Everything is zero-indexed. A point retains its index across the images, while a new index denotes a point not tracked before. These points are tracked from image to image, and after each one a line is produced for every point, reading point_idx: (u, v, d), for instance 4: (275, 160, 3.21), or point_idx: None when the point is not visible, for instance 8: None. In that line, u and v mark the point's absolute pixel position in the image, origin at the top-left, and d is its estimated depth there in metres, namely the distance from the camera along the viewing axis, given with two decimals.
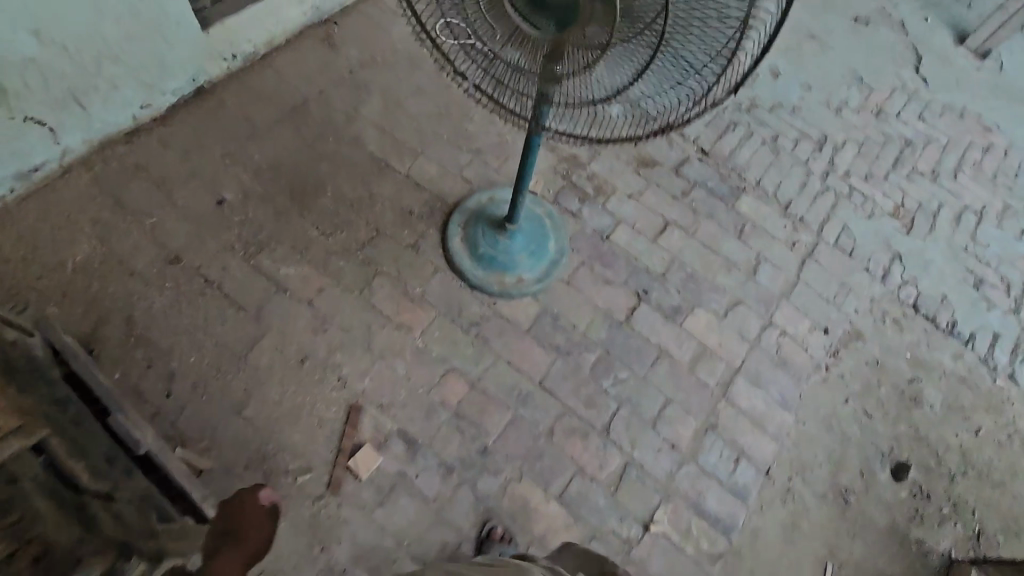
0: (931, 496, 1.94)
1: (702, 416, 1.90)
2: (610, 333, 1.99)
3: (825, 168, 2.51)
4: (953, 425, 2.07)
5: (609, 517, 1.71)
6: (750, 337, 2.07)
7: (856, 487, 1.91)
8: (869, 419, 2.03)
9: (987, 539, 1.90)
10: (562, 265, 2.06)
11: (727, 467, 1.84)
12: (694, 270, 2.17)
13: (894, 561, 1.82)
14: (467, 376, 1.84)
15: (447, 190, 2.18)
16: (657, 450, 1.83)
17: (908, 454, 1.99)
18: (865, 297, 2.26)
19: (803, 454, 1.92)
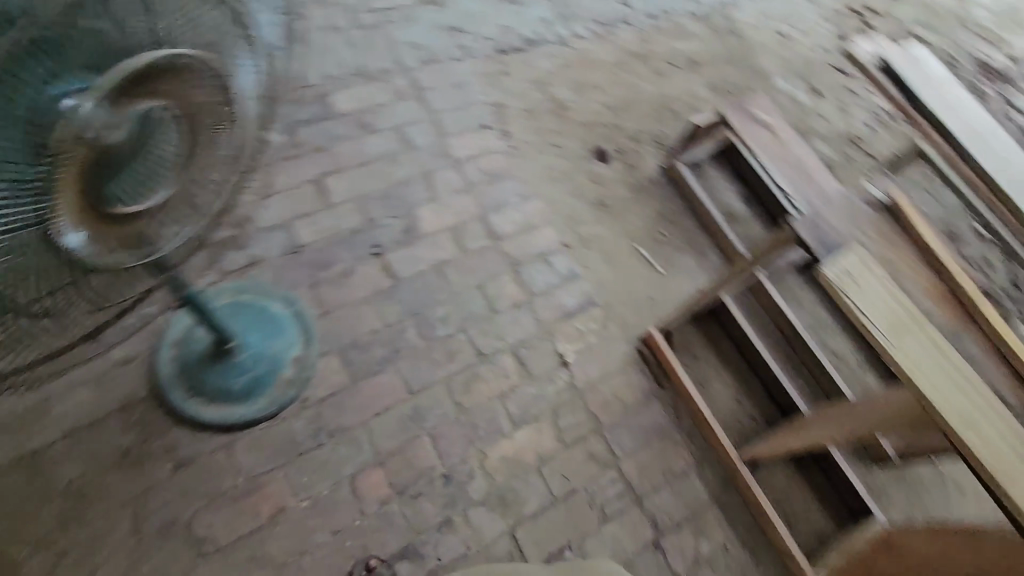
0: (625, 148, 2.53)
1: (506, 266, 2.09)
2: (397, 301, 1.93)
3: (347, 16, 2.48)
4: (590, 98, 2.62)
5: (547, 388, 1.90)
6: (461, 186, 2.22)
7: (600, 190, 2.39)
8: (561, 147, 2.45)
9: (662, 136, 2.61)
10: (306, 309, 1.84)
11: (550, 272, 2.13)
12: (380, 189, 2.13)
13: (654, 202, 2.42)
14: (368, 460, 1.68)
15: (124, 385, 1.64)
16: (515, 318, 2.00)
17: (595, 142, 2.51)
18: (475, 79, 2.51)
19: (565, 210, 2.30)
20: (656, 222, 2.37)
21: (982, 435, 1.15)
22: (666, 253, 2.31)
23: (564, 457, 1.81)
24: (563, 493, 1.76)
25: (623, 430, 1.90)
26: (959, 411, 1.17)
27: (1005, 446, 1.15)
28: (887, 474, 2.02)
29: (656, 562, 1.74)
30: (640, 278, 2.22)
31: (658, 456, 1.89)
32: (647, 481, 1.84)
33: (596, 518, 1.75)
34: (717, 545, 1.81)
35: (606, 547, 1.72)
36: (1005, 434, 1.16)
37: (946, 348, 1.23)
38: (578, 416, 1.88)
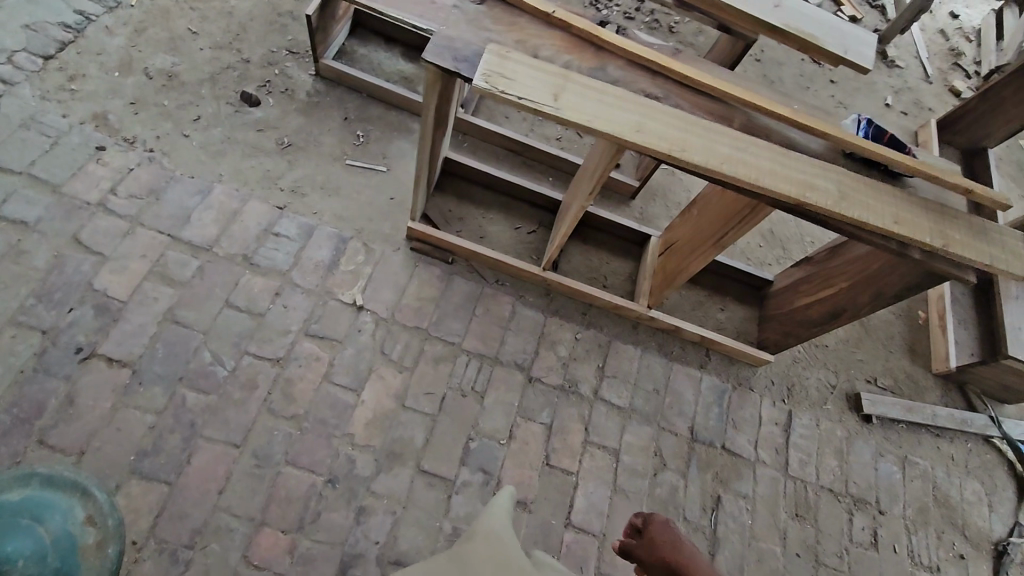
0: (267, 77, 2.26)
1: (238, 267, 1.86)
2: (152, 381, 1.64)
3: None
4: (192, 47, 2.24)
5: (360, 340, 1.84)
6: (124, 225, 1.84)
7: (273, 134, 2.15)
8: (202, 117, 2.11)
9: (294, 44, 2.36)
10: (53, 468, 1.47)
11: (285, 241, 1.94)
12: (32, 291, 1.69)
13: (331, 111, 2.26)
14: (248, 531, 1.53)
15: None
16: (286, 305, 1.84)
17: (233, 91, 2.20)
18: (43, 104, 1.98)
19: (253, 174, 2.05)
20: (347, 128, 2.24)
21: (652, 131, 1.34)
22: (376, 151, 2.23)
23: (417, 379, 1.83)
24: (436, 405, 1.81)
25: (447, 321, 1.95)
26: (639, 128, 1.34)
27: (681, 132, 1.37)
28: (641, 201, 2.40)
29: (539, 391, 1.93)
30: (369, 187, 2.14)
31: (486, 316, 2.00)
32: (492, 342, 1.96)
33: (475, 401, 1.85)
34: (571, 342, 2.04)
35: (498, 413, 1.85)
36: (678, 127, 1.37)
37: (600, 86, 1.37)
38: (404, 339, 1.88)
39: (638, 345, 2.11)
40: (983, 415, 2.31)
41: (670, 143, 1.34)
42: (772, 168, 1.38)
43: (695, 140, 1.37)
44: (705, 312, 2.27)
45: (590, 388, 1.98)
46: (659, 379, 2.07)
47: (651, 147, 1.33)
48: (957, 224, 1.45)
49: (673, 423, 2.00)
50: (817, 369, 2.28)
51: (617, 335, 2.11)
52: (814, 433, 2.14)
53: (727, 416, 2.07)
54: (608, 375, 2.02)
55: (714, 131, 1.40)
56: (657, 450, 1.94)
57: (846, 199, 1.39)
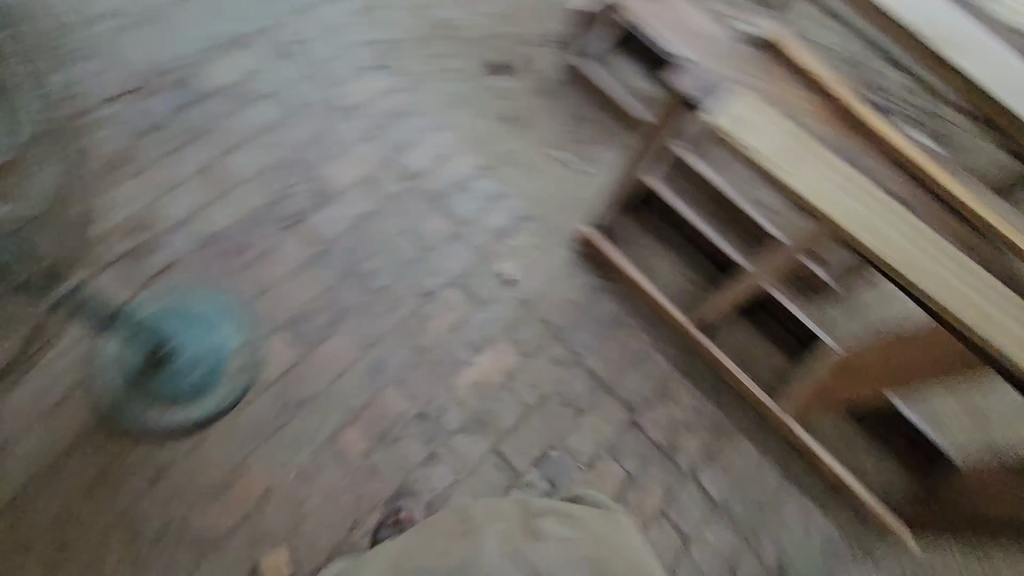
0: (521, 54, 2.45)
1: (429, 203, 2.06)
2: (327, 266, 1.89)
3: None
4: (474, 10, 2.50)
5: (496, 310, 1.93)
6: (363, 134, 2.14)
7: (505, 104, 2.33)
8: (457, 70, 2.36)
9: (557, 33, 2.52)
10: (235, 296, 1.79)
11: (475, 199, 2.10)
12: (281, 159, 2.04)
13: (562, 102, 2.38)
14: (341, 421, 1.70)
15: (78, 417, 1.59)
16: (452, 252, 1.99)
17: (489, 56, 2.41)
18: (349, 19, 2.36)
19: (474, 132, 2.24)
20: (570, 123, 2.34)
21: (876, 233, 1.22)
22: (584, 152, 2.30)
23: (529, 369, 1.87)
24: (535, 400, 1.83)
25: (579, 331, 1.95)
26: (866, 224, 1.23)
27: (913, 246, 1.23)
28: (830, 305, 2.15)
29: (635, 439, 1.84)
30: (564, 182, 2.22)
31: (618, 344, 1.96)
32: (612, 370, 1.92)
33: (571, 416, 1.83)
34: (689, 408, 1.92)
35: (588, 438, 1.82)
36: (912, 239, 1.23)
37: (842, 167, 1.28)
38: (534, 328, 1.93)
39: (759, 446, 1.91)
40: None
41: (894, 254, 1.21)
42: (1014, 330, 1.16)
43: (926, 263, 1.21)
44: (852, 451, 1.96)
45: (688, 462, 1.85)
46: (766, 492, 1.85)
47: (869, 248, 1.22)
48: None
49: (760, 545, 1.79)
50: None
51: (740, 426, 1.93)
52: None
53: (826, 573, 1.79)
54: (712, 460, 1.86)
55: (956, 262, 1.21)
56: (730, 561, 1.75)
57: None
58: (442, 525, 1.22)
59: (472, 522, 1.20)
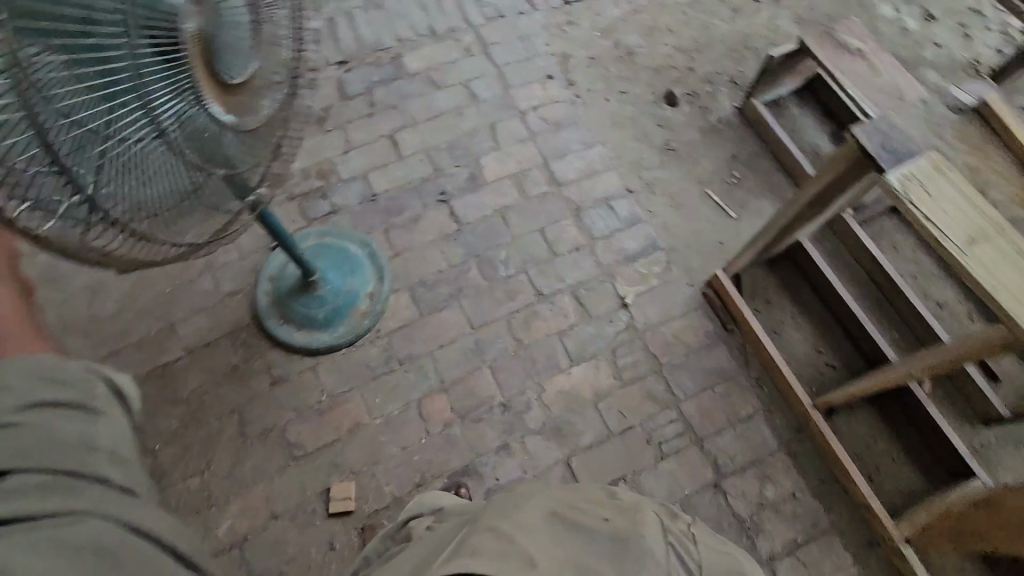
0: (697, 90, 2.43)
1: (567, 211, 2.12)
2: (461, 245, 2.03)
3: None
4: (661, 40, 2.53)
5: (604, 328, 1.92)
6: (524, 135, 2.27)
7: (667, 134, 2.32)
8: (628, 94, 2.41)
9: (740, 77, 2.46)
10: (378, 250, 2.00)
11: (613, 217, 2.12)
12: (448, 141, 2.24)
13: (727, 144, 2.31)
14: (433, 386, 1.81)
15: (234, 314, 1.88)
16: (577, 261, 2.02)
17: (664, 87, 2.43)
18: (541, 31, 2.52)
19: (629, 154, 2.26)
20: (729, 165, 2.26)
21: None
22: (738, 197, 2.20)
23: (621, 395, 1.82)
24: (619, 428, 1.78)
25: (684, 373, 1.87)
26: None
27: None
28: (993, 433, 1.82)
29: (715, 502, 1.71)
30: (708, 222, 2.14)
31: (720, 398, 1.84)
32: (708, 424, 1.81)
33: (652, 455, 1.76)
34: (784, 491, 1.74)
35: (663, 483, 1.73)
36: None
37: None
38: (637, 356, 1.88)
39: (858, 562, 1.67)
40: None
41: None
42: None
43: None
44: None
45: (768, 548, 1.67)
46: None
47: None
48: None
49: None
50: None
51: (841, 531, 1.70)
52: None
53: None
54: (797, 555, 1.67)
55: None
56: None
57: None
58: (584, 498, 0.86)
59: (616, 504, 0.83)
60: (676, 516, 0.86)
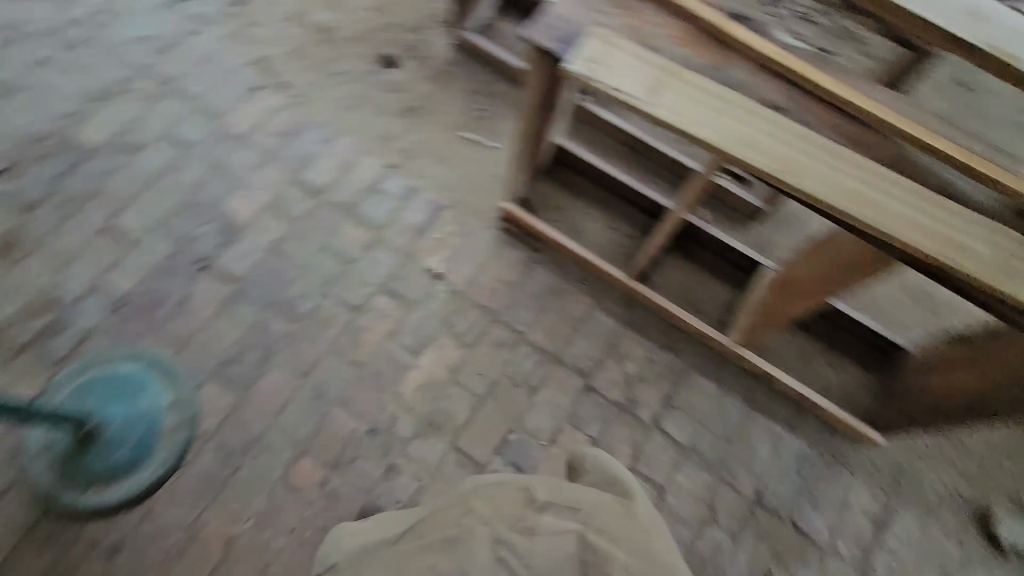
0: (409, 42, 2.37)
1: (341, 214, 1.99)
2: (248, 302, 1.83)
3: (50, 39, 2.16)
4: (351, 6, 2.41)
5: (430, 307, 1.89)
6: (259, 159, 2.06)
7: (401, 96, 2.25)
8: (345, 72, 2.28)
9: (442, 12, 2.43)
10: (158, 353, 1.74)
11: (387, 199, 2.04)
12: (179, 202, 1.97)
13: (459, 82, 2.30)
14: (293, 455, 1.67)
15: (18, 511, 1.53)
16: (374, 258, 1.93)
17: (376, 52, 2.33)
18: (223, 44, 2.26)
19: (374, 131, 2.17)
20: (471, 100, 2.27)
21: (763, 146, 1.20)
22: (491, 126, 2.23)
23: (474, 358, 1.83)
24: (486, 388, 1.80)
25: (518, 309, 1.92)
26: (744, 138, 1.20)
27: (793, 152, 1.20)
28: (764, 226, 2.13)
29: (594, 403, 1.83)
30: (476, 161, 2.15)
31: (559, 313, 1.93)
32: (559, 340, 1.89)
33: (525, 395, 1.81)
34: (642, 360, 1.90)
35: (546, 413, 1.80)
36: (794, 145, 1.20)
37: (709, 86, 1.26)
38: (472, 316, 1.89)
39: (718, 382, 1.91)
40: None
41: (779, 161, 1.18)
42: (906, 213, 1.15)
43: (810, 165, 1.19)
44: (810, 365, 1.96)
45: (650, 414, 1.84)
46: (732, 425, 1.85)
47: (750, 162, 1.18)
48: None
49: (737, 478, 1.79)
50: (943, 469, 1.86)
51: (696, 366, 1.92)
52: (913, 540, 1.78)
53: (805, 489, 1.80)
54: (673, 405, 1.86)
55: (841, 158, 1.20)
56: (710, 501, 1.75)
57: (1006, 273, 1.11)
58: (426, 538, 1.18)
59: (443, 539, 1.14)
60: (529, 496, 1.19)
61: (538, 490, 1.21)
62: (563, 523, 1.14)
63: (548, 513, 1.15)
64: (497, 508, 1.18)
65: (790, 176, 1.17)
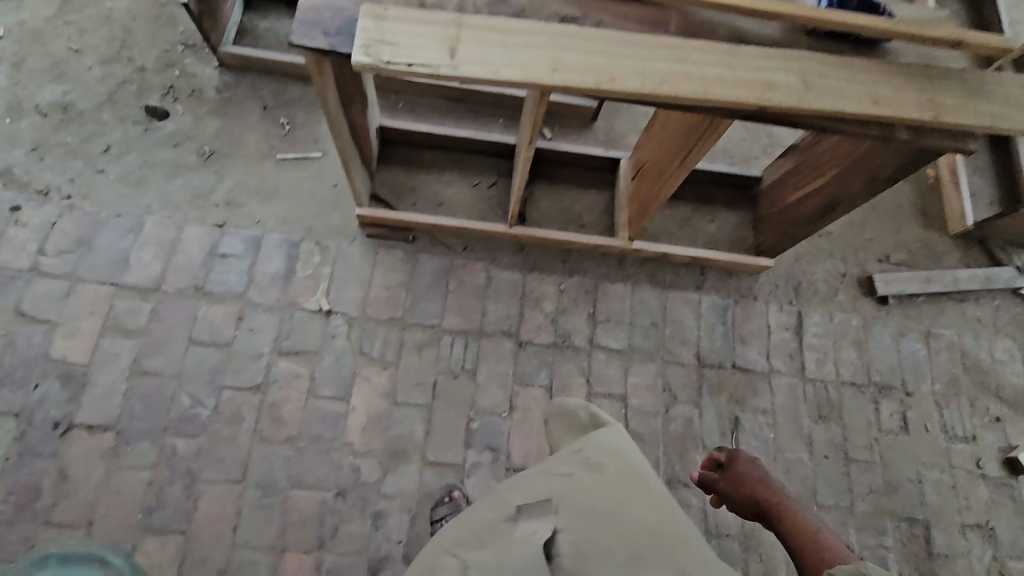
0: (168, 83, 2.05)
1: (190, 300, 1.76)
2: (138, 437, 1.61)
3: None
4: (79, 69, 2.03)
5: (336, 346, 1.76)
6: (63, 284, 1.75)
7: (191, 146, 1.98)
8: (113, 145, 1.95)
9: (189, 35, 2.11)
10: (64, 545, 1.50)
11: (233, 260, 1.82)
12: None
13: (248, 103, 2.05)
14: (272, 559, 1.55)
15: None
16: (253, 326, 1.75)
17: (137, 108, 2.01)
18: None
19: (180, 195, 1.90)
20: (269, 118, 2.04)
21: (573, 63, 1.15)
22: (304, 135, 2.03)
23: (403, 373, 1.76)
24: (429, 394, 1.75)
25: (422, 304, 1.85)
26: (555, 63, 1.14)
27: (605, 58, 1.16)
28: (605, 121, 2.18)
29: (531, 354, 1.85)
30: (306, 178, 1.97)
31: (461, 289, 1.89)
32: (474, 315, 1.87)
33: (468, 381, 1.78)
34: (555, 294, 1.93)
35: (494, 387, 1.79)
36: (602, 49, 1.17)
37: (499, 21, 1.16)
38: (381, 334, 1.80)
39: (627, 280, 1.99)
40: (1009, 268, 2.18)
41: (595, 74, 1.14)
42: (720, 75, 1.18)
43: (624, 64, 1.16)
44: (693, 227, 2.11)
45: (584, 338, 1.90)
46: (655, 312, 1.96)
47: (572, 85, 1.13)
48: (947, 86, 1.25)
49: (678, 354, 1.92)
50: (824, 260, 2.14)
51: (603, 276, 1.99)
52: (827, 329, 2.04)
53: (733, 333, 1.98)
54: (600, 320, 1.92)
55: (647, 45, 1.18)
56: (665, 385, 1.88)
57: (812, 91, 1.19)
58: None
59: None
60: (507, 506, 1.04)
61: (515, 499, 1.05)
62: (541, 531, 0.97)
63: (521, 521, 0.99)
64: (474, 528, 1.03)
65: (612, 84, 1.14)
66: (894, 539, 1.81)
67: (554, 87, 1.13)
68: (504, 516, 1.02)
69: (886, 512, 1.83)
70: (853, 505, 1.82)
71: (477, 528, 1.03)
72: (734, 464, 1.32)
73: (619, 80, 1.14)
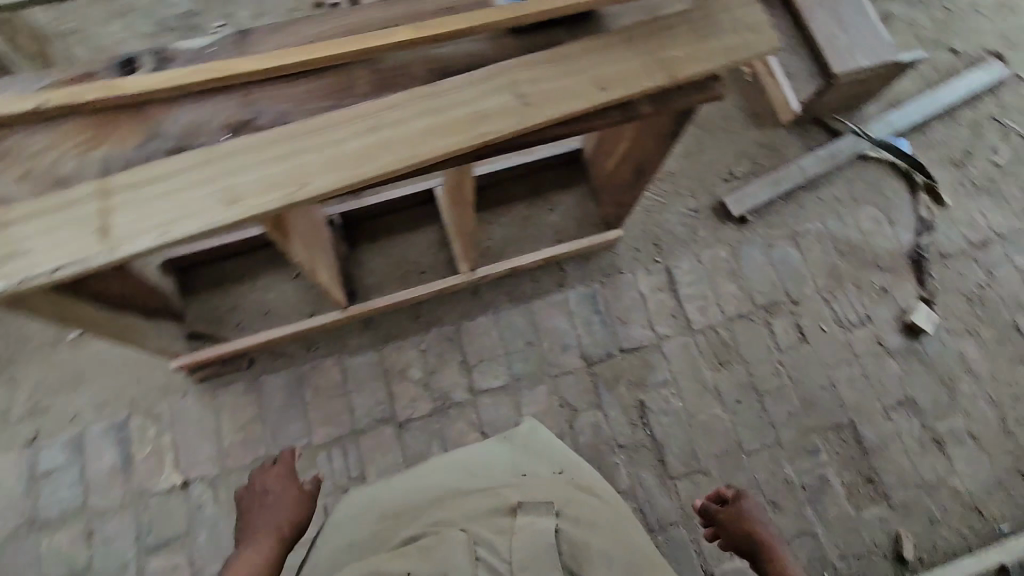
0: None
1: (30, 538, 1.57)
2: None
3: None
4: None
5: (207, 516, 1.61)
6: None
7: None
8: None
9: None
10: None
11: (61, 473, 1.63)
12: None
13: None
14: None
15: None
16: (109, 536, 1.58)
17: None
18: None
19: None
20: None
21: (252, 184, 0.97)
22: None
23: None
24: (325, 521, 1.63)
25: (283, 429, 1.70)
26: (232, 193, 0.97)
27: (290, 163, 0.99)
28: None
29: (416, 431, 1.73)
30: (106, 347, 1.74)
31: (320, 395, 1.74)
32: (343, 416, 1.73)
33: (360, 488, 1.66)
34: (419, 357, 1.80)
35: None
36: (283, 154, 1.00)
37: (152, 171, 0.97)
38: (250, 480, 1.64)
39: (487, 309, 1.87)
40: (848, 137, 2.14)
41: (282, 188, 0.97)
42: (424, 126, 1.02)
43: (313, 160, 0.99)
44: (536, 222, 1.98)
45: (464, 389, 1.78)
46: (526, 330, 1.86)
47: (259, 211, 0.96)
48: (672, 38, 1.13)
49: (564, 362, 1.83)
50: (674, 203, 2.06)
51: (462, 315, 1.86)
52: (699, 272, 1.98)
53: (611, 317, 1.89)
54: (474, 363, 1.81)
55: (333, 127, 1.02)
56: (561, 401, 1.80)
57: (530, 104, 1.06)
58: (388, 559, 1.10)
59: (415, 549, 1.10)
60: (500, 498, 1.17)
61: (511, 492, 1.18)
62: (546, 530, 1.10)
63: (522, 514, 1.12)
64: (469, 509, 1.16)
65: (305, 191, 0.97)
66: (825, 452, 1.81)
67: (240, 222, 0.95)
68: (495, 496, 1.18)
69: (810, 429, 1.83)
70: (778, 438, 1.81)
71: (467, 508, 1.16)
72: (738, 504, 1.39)
73: (311, 183, 0.98)
